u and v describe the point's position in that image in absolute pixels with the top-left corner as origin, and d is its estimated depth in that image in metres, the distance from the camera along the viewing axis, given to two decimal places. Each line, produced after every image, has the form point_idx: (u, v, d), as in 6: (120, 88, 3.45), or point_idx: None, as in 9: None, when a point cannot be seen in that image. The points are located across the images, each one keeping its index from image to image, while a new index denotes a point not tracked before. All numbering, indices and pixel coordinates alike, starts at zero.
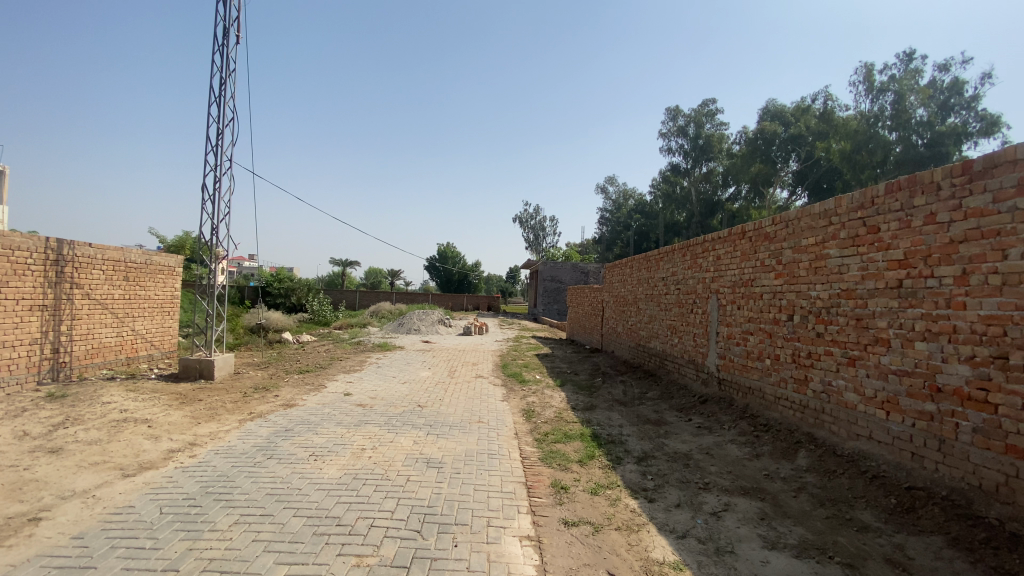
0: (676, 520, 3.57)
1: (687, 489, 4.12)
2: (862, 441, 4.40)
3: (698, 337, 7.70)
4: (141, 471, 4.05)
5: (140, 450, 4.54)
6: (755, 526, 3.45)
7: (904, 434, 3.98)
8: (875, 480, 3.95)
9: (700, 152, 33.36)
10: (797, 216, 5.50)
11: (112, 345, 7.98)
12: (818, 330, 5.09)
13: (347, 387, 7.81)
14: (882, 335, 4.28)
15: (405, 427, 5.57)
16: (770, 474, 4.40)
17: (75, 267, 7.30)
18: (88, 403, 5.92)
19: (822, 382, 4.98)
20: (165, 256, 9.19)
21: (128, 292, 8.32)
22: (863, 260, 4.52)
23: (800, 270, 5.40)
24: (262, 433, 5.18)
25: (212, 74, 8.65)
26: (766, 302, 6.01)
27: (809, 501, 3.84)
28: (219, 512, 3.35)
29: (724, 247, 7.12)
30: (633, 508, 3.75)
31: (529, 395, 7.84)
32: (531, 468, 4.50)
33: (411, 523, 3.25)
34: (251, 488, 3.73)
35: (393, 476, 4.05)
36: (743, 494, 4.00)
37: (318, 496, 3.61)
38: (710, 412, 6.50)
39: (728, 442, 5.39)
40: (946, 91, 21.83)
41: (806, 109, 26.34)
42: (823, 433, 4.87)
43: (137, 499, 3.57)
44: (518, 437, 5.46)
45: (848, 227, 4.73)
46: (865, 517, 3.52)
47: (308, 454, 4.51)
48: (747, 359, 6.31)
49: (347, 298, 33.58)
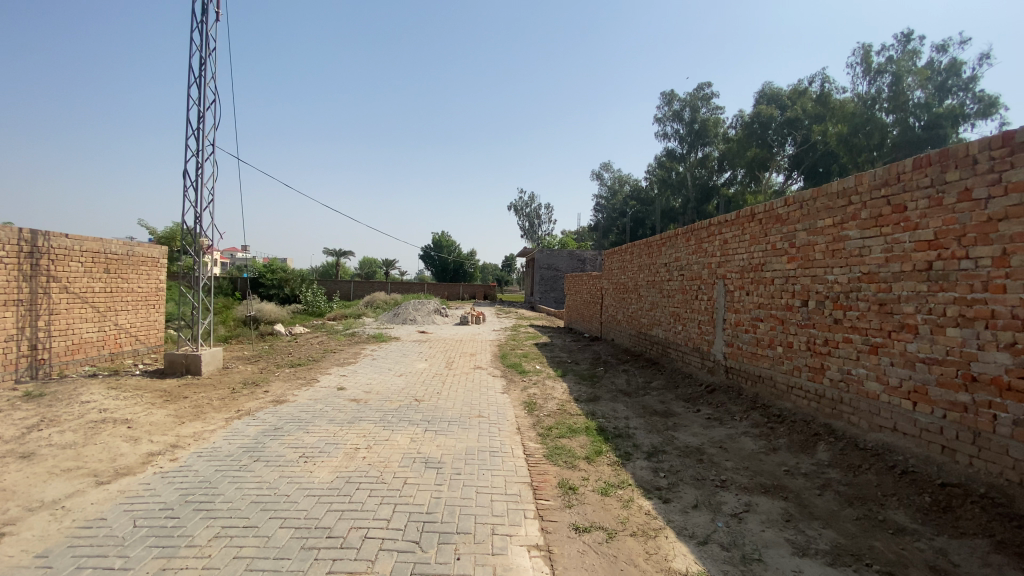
0: (695, 523, 3.31)
1: (704, 488, 3.86)
2: (886, 433, 4.14)
3: (703, 324, 7.43)
4: (117, 478, 3.76)
5: (117, 454, 4.23)
6: (781, 529, 3.20)
7: (934, 426, 3.74)
8: (905, 475, 3.70)
9: (695, 137, 32.87)
10: (813, 195, 5.21)
11: (94, 340, 7.65)
12: (835, 316, 4.82)
13: (341, 381, 7.51)
14: (909, 321, 4.01)
15: (401, 424, 5.28)
16: (790, 470, 4.14)
17: (52, 260, 6.94)
18: (66, 402, 5.61)
19: (840, 371, 4.72)
20: (148, 247, 8.81)
21: (109, 285, 7.96)
22: (887, 241, 4.24)
23: (816, 253, 5.12)
24: (250, 432, 4.88)
25: (191, 54, 8.09)
26: (778, 287, 5.73)
27: (835, 500, 3.59)
28: (198, 524, 3.06)
29: (730, 230, 6.84)
30: (647, 510, 3.48)
31: (529, 387, 7.56)
32: (535, 467, 4.22)
33: (410, 533, 2.97)
34: (235, 495, 3.44)
35: (389, 479, 3.77)
36: (763, 492, 3.75)
37: (307, 504, 3.32)
38: (719, 403, 6.25)
39: (742, 434, 5.14)
40: (944, 72, 21.55)
41: (803, 92, 26.12)
42: (841, 424, 4.63)
43: (109, 510, 3.27)
44: (521, 432, 5.18)
45: (870, 206, 4.44)
46: (899, 518, 3.27)
47: (297, 456, 4.22)
48: (757, 347, 6.05)
49: (341, 289, 33.13)
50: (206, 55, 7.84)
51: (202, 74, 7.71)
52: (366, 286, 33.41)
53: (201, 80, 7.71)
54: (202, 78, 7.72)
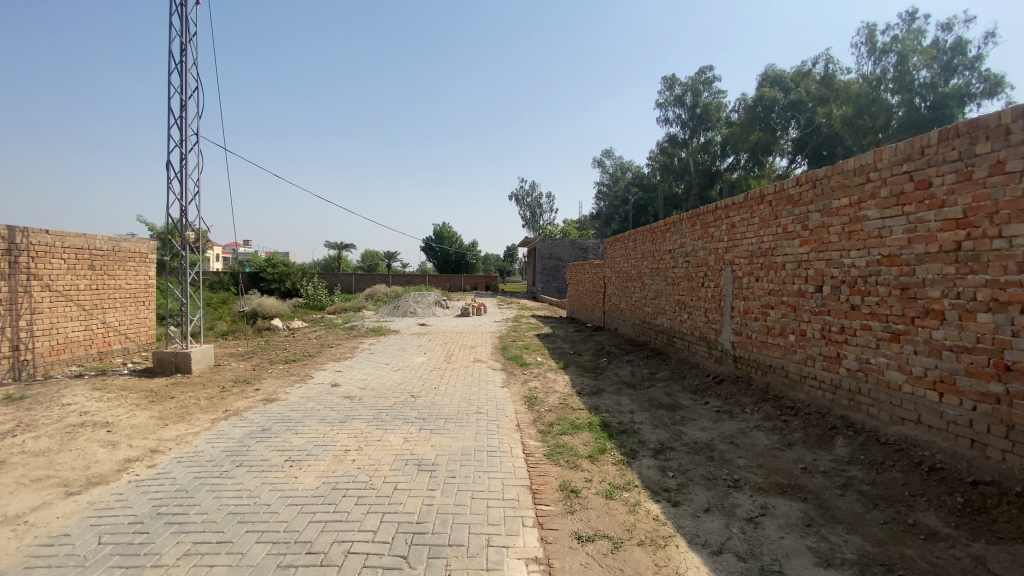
0: (707, 529, 3.05)
1: (715, 489, 3.59)
2: (909, 426, 3.88)
3: (710, 312, 7.14)
4: (89, 488, 3.52)
5: (92, 461, 3.99)
6: (801, 536, 2.94)
7: (963, 418, 3.47)
8: (933, 473, 3.43)
9: (698, 122, 32.37)
10: (827, 173, 4.90)
11: (81, 339, 7.43)
12: (852, 302, 4.54)
13: (336, 377, 7.27)
14: (935, 306, 3.72)
15: (396, 422, 5.04)
16: (808, 468, 3.88)
17: (32, 257, 6.70)
18: (46, 405, 5.39)
19: (857, 360, 4.45)
20: (136, 242, 8.56)
21: (94, 282, 7.72)
22: (909, 221, 3.94)
23: (830, 235, 4.83)
24: (235, 434, 4.64)
25: (171, 38, 7.64)
26: (789, 272, 5.44)
27: (859, 502, 3.33)
28: (168, 540, 2.82)
29: (738, 213, 6.52)
30: (656, 515, 3.22)
31: (530, 380, 7.32)
32: (536, 468, 3.96)
33: (397, 547, 2.72)
34: (212, 506, 3.20)
35: (378, 485, 3.52)
36: (780, 493, 3.48)
37: (288, 515, 3.07)
38: (728, 395, 5.98)
39: (754, 428, 4.88)
40: (949, 51, 20.86)
41: (806, 74, 25.66)
42: (859, 416, 4.37)
43: (74, 525, 3.03)
44: (521, 429, 4.93)
45: (891, 182, 4.14)
46: (930, 521, 3.01)
47: (283, 460, 3.97)
48: (768, 335, 5.78)
49: (342, 282, 32.92)
50: (187, 40, 7.52)
51: (183, 60, 7.41)
52: (367, 279, 33.12)
53: (182, 66, 7.40)
54: (183, 64, 7.41)
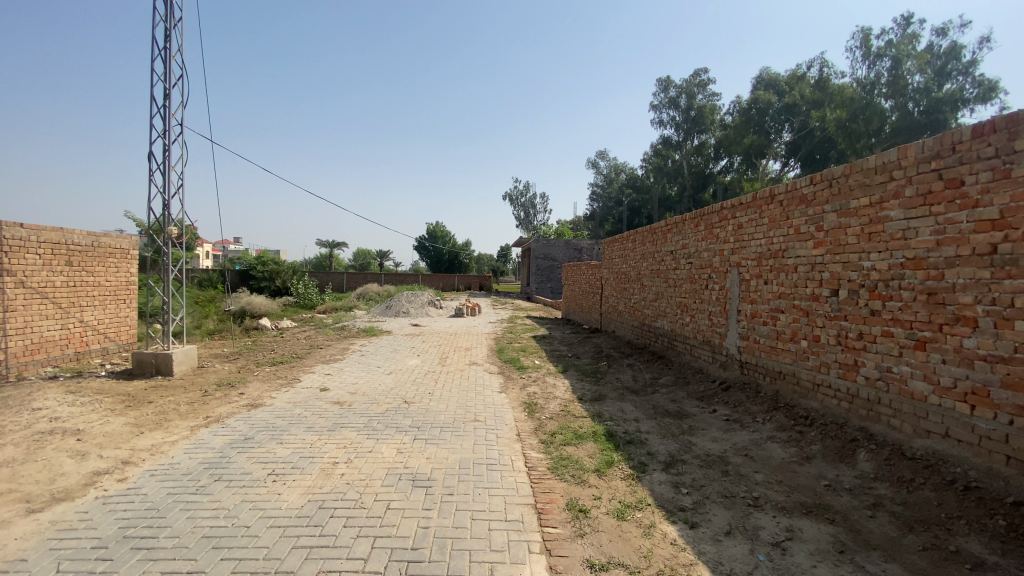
0: (731, 556, 2.79)
1: (735, 508, 3.34)
2: (936, 440, 3.64)
3: (715, 316, 6.89)
4: (52, 505, 3.20)
5: (58, 474, 3.67)
6: (835, 564, 2.68)
7: (998, 433, 3.23)
8: (968, 492, 3.19)
9: (692, 124, 32.32)
10: (845, 172, 4.66)
11: (57, 338, 7.07)
12: (872, 307, 4.30)
13: (325, 381, 6.95)
14: (967, 313, 3.48)
15: (388, 431, 4.73)
16: (831, 485, 3.63)
17: (4, 251, 6.35)
18: (13, 410, 5.03)
19: (877, 368, 4.21)
20: (116, 237, 8.18)
21: (71, 279, 7.37)
22: (938, 222, 3.71)
23: (848, 236, 4.59)
24: (216, 444, 4.31)
25: (155, 23, 7.30)
26: (802, 275, 5.20)
27: (891, 524, 3.08)
28: (134, 568, 2.52)
29: (746, 214, 6.28)
30: (673, 540, 2.95)
31: (529, 385, 7.03)
32: (540, 483, 3.68)
33: None
34: (184, 528, 2.89)
35: (368, 503, 3.23)
36: (806, 514, 3.23)
37: (269, 539, 2.77)
38: (737, 403, 5.73)
39: (767, 440, 4.63)
40: (944, 56, 20.88)
41: (801, 77, 25.61)
42: (879, 428, 4.13)
43: (32, 548, 2.72)
44: (522, 439, 4.65)
45: (916, 181, 3.90)
46: (972, 548, 2.76)
47: (266, 474, 3.66)
48: (778, 341, 5.54)
49: (333, 281, 32.44)
50: (172, 26, 7.19)
51: (167, 47, 7.06)
52: (360, 278, 32.85)
53: (166, 54, 7.06)
54: (167, 51, 7.07)
